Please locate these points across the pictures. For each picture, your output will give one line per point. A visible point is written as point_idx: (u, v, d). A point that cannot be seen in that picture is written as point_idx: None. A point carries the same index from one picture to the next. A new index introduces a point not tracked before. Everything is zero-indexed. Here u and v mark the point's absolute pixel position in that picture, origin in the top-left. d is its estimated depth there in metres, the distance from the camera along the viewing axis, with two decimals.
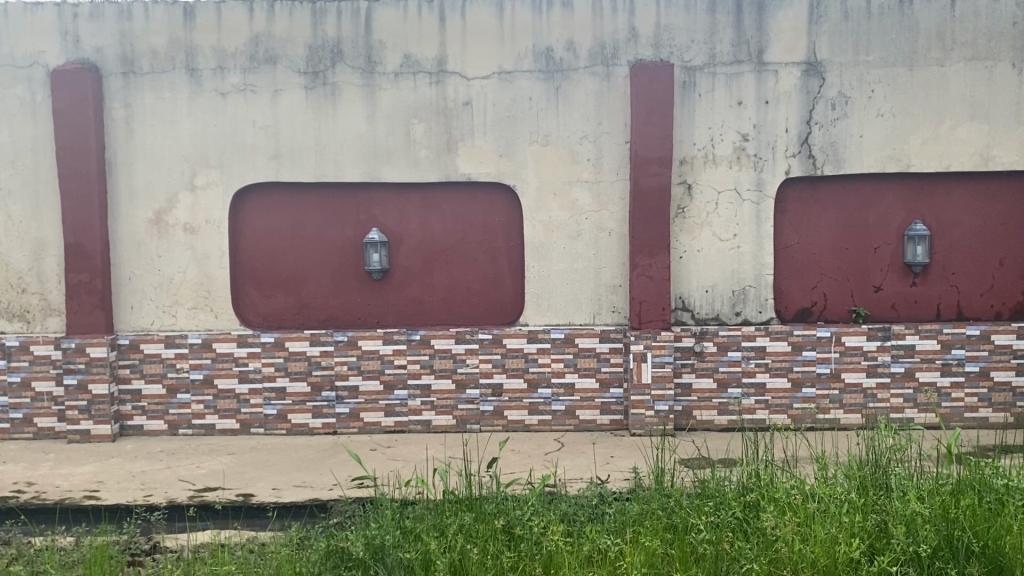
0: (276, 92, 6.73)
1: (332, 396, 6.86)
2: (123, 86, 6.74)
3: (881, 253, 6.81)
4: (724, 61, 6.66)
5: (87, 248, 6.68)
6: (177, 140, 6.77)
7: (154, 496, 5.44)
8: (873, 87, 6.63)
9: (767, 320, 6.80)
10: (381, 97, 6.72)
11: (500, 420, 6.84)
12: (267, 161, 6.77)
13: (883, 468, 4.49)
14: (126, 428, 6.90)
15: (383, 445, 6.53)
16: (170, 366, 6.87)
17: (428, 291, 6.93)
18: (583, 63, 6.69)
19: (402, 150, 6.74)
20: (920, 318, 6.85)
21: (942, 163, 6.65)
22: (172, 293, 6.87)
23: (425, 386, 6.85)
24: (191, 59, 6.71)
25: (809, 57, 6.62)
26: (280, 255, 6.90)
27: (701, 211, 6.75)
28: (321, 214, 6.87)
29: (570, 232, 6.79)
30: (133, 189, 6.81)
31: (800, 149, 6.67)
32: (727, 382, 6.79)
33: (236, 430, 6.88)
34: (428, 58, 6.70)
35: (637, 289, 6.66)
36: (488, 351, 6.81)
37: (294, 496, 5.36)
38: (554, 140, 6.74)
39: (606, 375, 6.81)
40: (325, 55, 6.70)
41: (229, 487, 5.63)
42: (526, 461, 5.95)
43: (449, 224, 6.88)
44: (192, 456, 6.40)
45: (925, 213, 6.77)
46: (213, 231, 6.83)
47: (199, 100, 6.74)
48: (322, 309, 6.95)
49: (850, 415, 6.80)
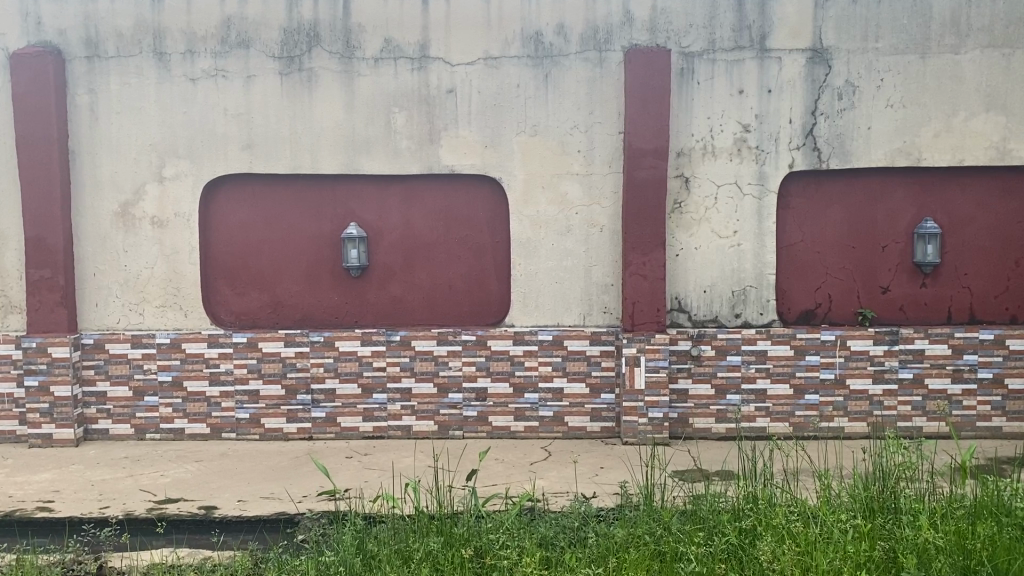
0: (249, 78, 6.35)
1: (307, 399, 6.50)
2: (87, 71, 6.36)
3: (890, 252, 6.42)
4: (724, 47, 6.26)
5: (49, 242, 6.31)
6: (144, 128, 6.40)
7: (110, 508, 5.09)
8: (882, 75, 6.23)
9: (768, 322, 6.42)
10: (360, 84, 6.34)
11: (484, 426, 6.48)
12: (239, 151, 6.39)
13: (891, 489, 4.13)
14: (91, 432, 6.55)
15: (360, 452, 6.17)
16: (138, 366, 6.52)
17: (409, 289, 6.56)
18: (574, 49, 6.30)
19: (381, 140, 6.36)
20: (931, 320, 6.45)
21: (955, 156, 6.25)
22: (140, 289, 6.51)
23: (405, 389, 6.49)
24: (159, 42, 6.34)
25: (814, 43, 6.23)
26: (253, 249, 6.53)
27: (699, 205, 6.36)
28: (297, 207, 6.50)
29: (560, 228, 6.41)
30: (99, 180, 6.44)
31: (804, 141, 6.28)
32: (725, 388, 6.42)
33: (207, 434, 6.53)
34: (410, 42, 6.31)
35: (630, 288, 6.28)
36: (472, 353, 6.45)
37: (259, 509, 5.01)
38: (543, 130, 6.35)
39: (597, 380, 6.44)
40: (301, 38, 6.32)
41: (191, 499, 5.27)
42: (508, 472, 5.59)
43: (432, 218, 6.50)
44: (156, 463, 6.04)
45: (937, 209, 6.38)
46: (182, 225, 6.46)
47: (167, 86, 6.36)
48: (297, 307, 6.58)
49: (855, 424, 6.42)
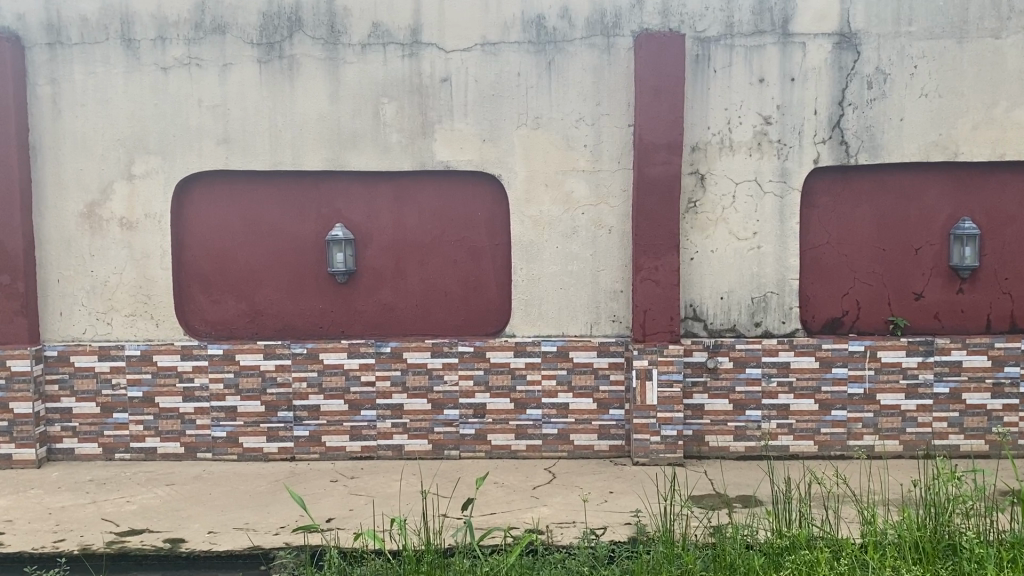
0: (225, 67, 5.82)
1: (289, 417, 5.98)
2: (49, 59, 5.84)
3: (923, 254, 5.89)
4: (743, 32, 5.73)
5: (7, 246, 5.79)
6: (112, 122, 5.87)
7: (65, 543, 4.59)
8: (916, 62, 5.70)
9: (790, 331, 5.90)
10: (346, 72, 5.81)
11: (482, 445, 5.97)
12: (215, 147, 5.86)
13: (946, 527, 3.69)
14: (55, 452, 6.04)
15: (346, 475, 5.65)
16: (105, 381, 6.00)
17: (401, 296, 6.03)
18: (579, 34, 5.77)
19: (370, 133, 5.83)
20: (968, 330, 5.92)
21: (996, 151, 5.72)
22: (108, 298, 5.99)
23: (396, 406, 5.97)
24: (127, 28, 5.81)
25: (842, 27, 5.70)
26: (230, 253, 6.01)
27: (716, 205, 5.84)
28: (278, 206, 5.98)
29: (565, 230, 5.89)
30: (62, 178, 5.91)
31: (830, 134, 5.76)
32: (744, 404, 5.90)
33: (181, 454, 6.03)
34: (400, 27, 5.79)
35: (641, 295, 5.75)
36: (469, 366, 5.94)
37: (231, 543, 4.51)
38: (546, 122, 5.83)
39: (605, 395, 5.92)
40: (282, 23, 5.79)
41: (157, 530, 4.76)
42: (509, 499, 5.08)
43: (424, 219, 5.98)
44: (123, 487, 5.52)
45: (975, 208, 5.85)
46: (153, 226, 5.93)
47: (136, 76, 5.84)
48: (278, 316, 6.05)
49: (886, 442, 5.91)
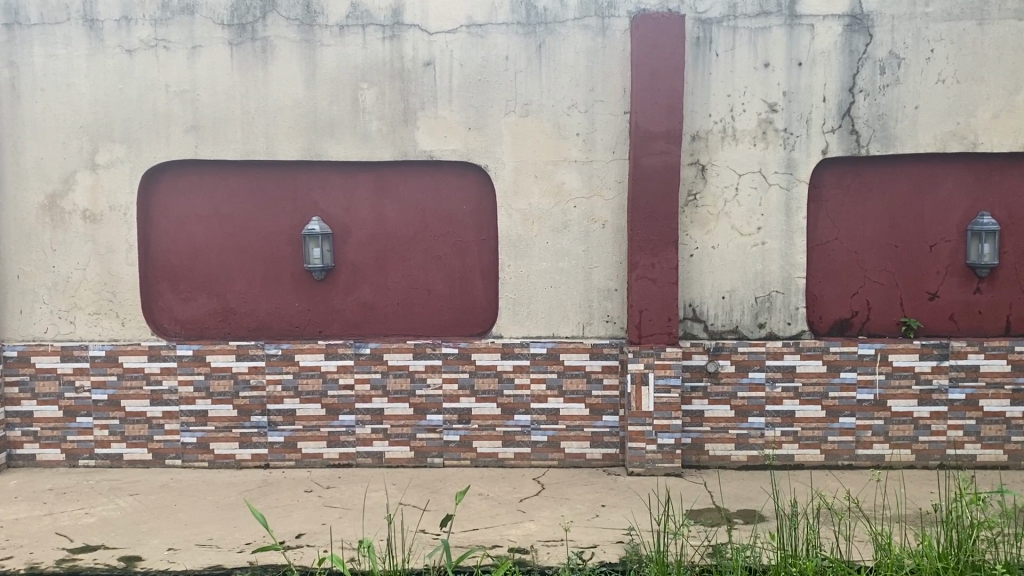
0: (194, 50, 5.46)
1: (263, 422, 5.64)
2: (6, 41, 5.48)
3: (938, 252, 5.52)
4: (748, 13, 5.35)
5: None
6: (74, 107, 5.51)
7: (11, 561, 4.24)
8: (932, 45, 5.32)
9: (796, 333, 5.53)
10: (323, 55, 5.45)
11: (468, 453, 5.62)
12: (184, 134, 5.50)
13: (970, 555, 3.34)
14: (15, 458, 5.71)
15: (321, 485, 5.31)
16: (68, 384, 5.66)
17: (381, 294, 5.67)
18: (572, 14, 5.40)
19: (348, 120, 5.47)
20: (985, 332, 5.55)
21: (1017, 141, 5.35)
22: (70, 294, 5.64)
23: (377, 410, 5.62)
24: (90, 8, 5.45)
25: (853, 8, 5.31)
26: (200, 248, 5.66)
27: (718, 197, 5.47)
28: (251, 198, 5.62)
29: (556, 224, 5.52)
30: (22, 168, 5.56)
31: (840, 122, 5.39)
32: (747, 411, 5.55)
33: (149, 461, 5.69)
34: (381, 7, 5.41)
35: (637, 294, 5.38)
36: (454, 369, 5.58)
37: (191, 561, 4.16)
38: (535, 109, 5.46)
39: (599, 401, 5.56)
40: (253, 3, 5.42)
41: (112, 546, 4.41)
42: (494, 512, 4.74)
43: (407, 212, 5.62)
44: (84, 497, 5.18)
45: (994, 203, 5.47)
46: (118, 219, 5.58)
47: (99, 59, 5.48)
48: (251, 315, 5.70)
49: (897, 452, 5.56)
